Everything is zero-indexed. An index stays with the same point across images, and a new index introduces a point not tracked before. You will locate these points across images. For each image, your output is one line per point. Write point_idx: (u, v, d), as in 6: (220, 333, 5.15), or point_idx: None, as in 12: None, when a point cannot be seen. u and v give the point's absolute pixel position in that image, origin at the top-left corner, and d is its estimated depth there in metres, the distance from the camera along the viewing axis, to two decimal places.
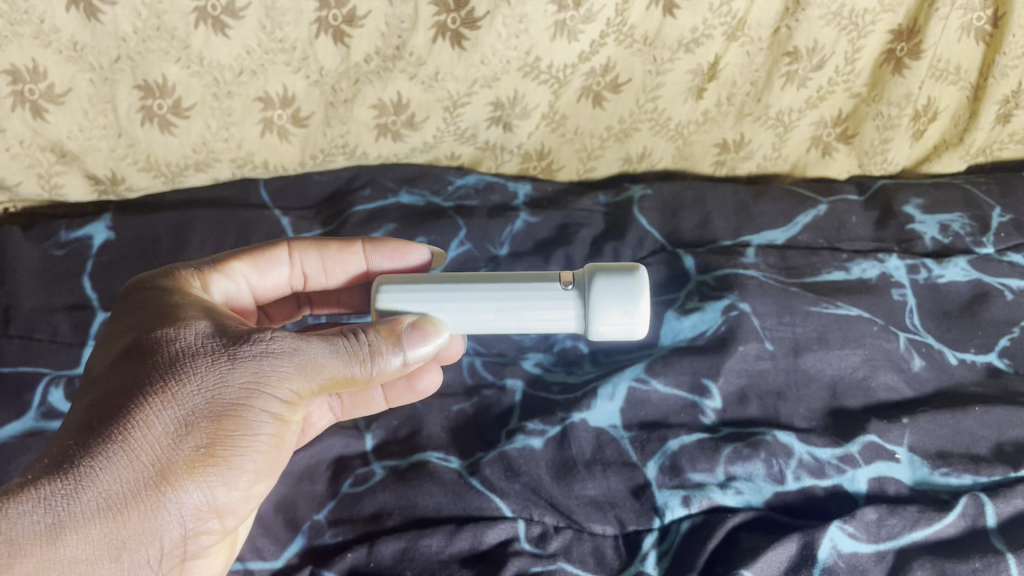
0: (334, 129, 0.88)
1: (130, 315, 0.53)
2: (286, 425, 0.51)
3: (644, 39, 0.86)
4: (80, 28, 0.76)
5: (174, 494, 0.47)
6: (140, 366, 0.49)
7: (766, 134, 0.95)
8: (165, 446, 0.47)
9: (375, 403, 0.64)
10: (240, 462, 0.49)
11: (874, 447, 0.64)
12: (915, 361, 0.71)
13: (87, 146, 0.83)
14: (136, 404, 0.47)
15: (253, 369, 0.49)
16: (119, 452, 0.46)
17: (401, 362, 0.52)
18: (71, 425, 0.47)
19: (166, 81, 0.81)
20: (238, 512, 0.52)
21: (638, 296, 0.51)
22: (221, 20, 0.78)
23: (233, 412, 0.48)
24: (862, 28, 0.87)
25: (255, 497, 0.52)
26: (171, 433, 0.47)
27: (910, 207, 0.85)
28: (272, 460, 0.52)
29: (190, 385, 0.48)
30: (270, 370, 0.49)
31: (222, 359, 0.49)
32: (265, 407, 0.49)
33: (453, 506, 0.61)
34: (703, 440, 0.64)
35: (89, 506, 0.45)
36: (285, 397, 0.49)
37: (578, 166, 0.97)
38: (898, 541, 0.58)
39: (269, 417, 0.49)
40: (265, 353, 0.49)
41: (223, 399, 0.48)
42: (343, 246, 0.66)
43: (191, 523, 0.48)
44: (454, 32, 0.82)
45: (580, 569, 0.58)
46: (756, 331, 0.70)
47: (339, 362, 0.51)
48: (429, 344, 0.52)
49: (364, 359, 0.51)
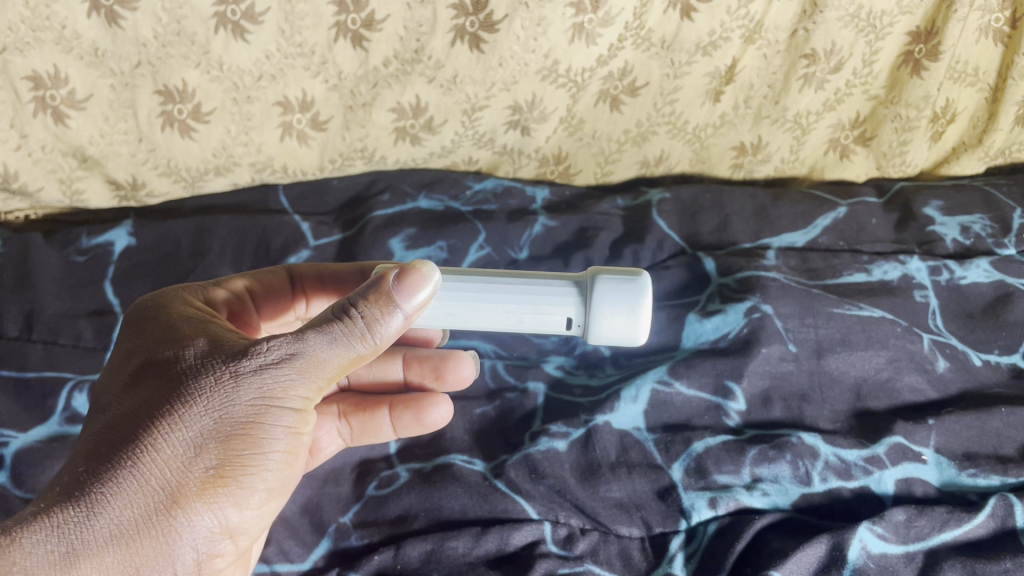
0: (352, 132, 0.89)
1: (143, 335, 0.51)
2: (301, 436, 0.48)
3: (661, 42, 0.86)
4: (102, 33, 0.76)
5: (187, 518, 0.44)
6: (151, 387, 0.46)
7: (783, 137, 0.95)
8: (175, 469, 0.44)
9: (384, 433, 0.65)
10: (249, 481, 0.46)
11: (900, 449, 0.63)
12: (939, 362, 0.71)
13: (108, 151, 0.84)
14: (147, 425, 0.44)
15: (261, 380, 0.45)
16: (129, 477, 0.43)
17: (403, 319, 0.46)
18: (81, 452, 0.45)
19: (186, 86, 0.81)
20: (255, 530, 0.49)
21: (639, 301, 0.48)
22: (241, 25, 0.78)
23: (243, 430, 0.45)
24: (880, 30, 0.87)
25: (269, 513, 0.49)
26: (180, 455, 0.44)
27: (931, 209, 0.85)
28: (285, 475, 0.48)
29: (198, 404, 0.45)
30: (275, 381, 0.45)
31: (228, 373, 0.45)
32: (276, 421, 0.46)
33: (478, 509, 0.61)
34: (728, 443, 0.64)
35: (101, 534, 0.42)
36: (296, 404, 0.46)
37: (595, 170, 0.97)
38: (927, 542, 0.57)
39: (281, 430, 0.46)
40: (270, 361, 0.45)
41: (232, 417, 0.45)
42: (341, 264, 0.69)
43: (205, 546, 0.46)
44: (472, 35, 0.82)
45: (607, 571, 0.58)
46: (779, 333, 0.70)
47: (340, 351, 0.45)
48: (424, 290, 0.45)
49: (364, 336, 0.45)
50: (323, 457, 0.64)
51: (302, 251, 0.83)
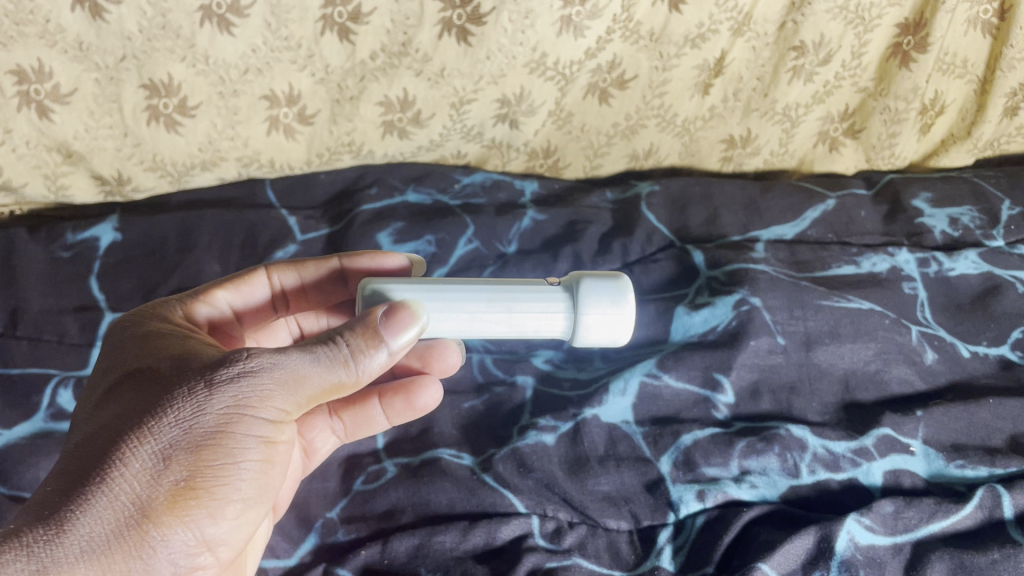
0: (339, 126, 0.88)
1: (118, 355, 0.51)
2: (275, 448, 0.48)
3: (650, 35, 0.86)
4: (86, 27, 0.75)
5: (160, 533, 0.43)
6: (122, 403, 0.46)
7: (773, 130, 0.95)
8: (146, 483, 0.43)
9: (377, 422, 0.65)
10: (224, 492, 0.46)
11: (888, 440, 0.63)
12: (927, 354, 0.71)
13: (93, 146, 0.83)
14: (117, 439, 0.44)
15: (235, 390, 0.45)
16: (99, 492, 0.43)
17: (388, 356, 0.48)
18: (53, 473, 0.44)
19: (171, 80, 0.80)
20: (233, 547, 0.48)
21: (624, 300, 0.51)
22: (227, 19, 0.78)
23: (214, 441, 0.45)
24: (868, 21, 0.86)
25: (248, 527, 0.49)
26: (149, 468, 0.43)
27: (919, 201, 0.85)
28: (260, 488, 0.48)
29: (168, 417, 0.44)
30: (249, 391, 0.45)
31: (198, 386, 0.45)
32: (249, 431, 0.46)
33: (466, 503, 0.61)
34: (716, 435, 0.64)
35: (72, 550, 0.42)
36: (269, 416, 0.46)
37: (584, 164, 0.97)
38: (915, 533, 0.57)
39: (254, 441, 0.46)
40: (244, 372, 0.46)
41: (203, 429, 0.45)
42: (321, 260, 0.67)
43: (181, 561, 0.45)
44: (460, 28, 0.82)
45: (595, 564, 0.57)
46: (768, 325, 0.70)
47: (319, 369, 0.47)
48: (410, 330, 0.48)
49: (346, 359, 0.47)
50: (320, 456, 0.64)
51: (289, 245, 0.83)
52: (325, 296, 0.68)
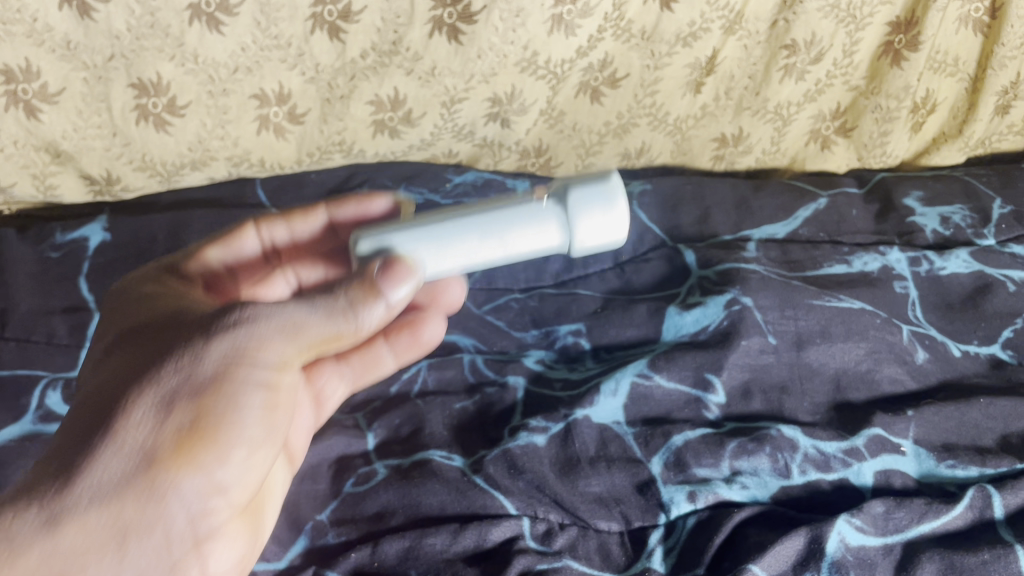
0: (330, 125, 0.88)
1: (117, 317, 0.52)
2: (282, 392, 0.48)
3: (642, 33, 0.85)
4: (74, 26, 0.75)
5: (167, 477, 0.44)
6: (122, 358, 0.47)
7: (764, 128, 0.95)
8: (148, 429, 0.44)
9: (384, 364, 0.64)
10: (229, 435, 0.46)
11: (879, 440, 0.63)
12: (918, 353, 0.71)
13: (82, 146, 0.83)
14: (120, 393, 0.45)
15: (232, 337, 0.46)
16: (104, 440, 0.43)
17: (387, 309, 0.45)
18: (59, 431, 0.45)
19: (160, 79, 0.80)
20: (246, 489, 0.48)
21: (617, 198, 0.45)
22: (216, 17, 0.77)
23: (215, 385, 0.45)
24: (860, 20, 0.86)
25: (259, 469, 0.48)
26: (151, 413, 0.44)
27: (911, 200, 0.85)
28: (269, 429, 0.48)
29: (167, 366, 0.45)
30: (248, 337, 0.46)
31: (196, 335, 0.46)
32: (252, 374, 0.46)
33: (457, 505, 0.60)
34: (707, 436, 0.64)
35: (81, 497, 0.42)
36: (272, 361, 0.46)
37: (576, 162, 0.97)
38: (905, 534, 0.57)
39: (258, 383, 0.46)
40: (243, 320, 0.46)
41: (202, 374, 0.45)
42: (308, 209, 0.64)
43: (195, 506, 0.45)
44: (450, 26, 0.81)
45: (586, 566, 0.57)
46: (759, 325, 0.70)
47: (324, 321, 0.46)
48: (407, 283, 0.45)
49: (345, 311, 0.46)
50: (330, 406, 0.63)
51: None
52: (317, 247, 0.66)
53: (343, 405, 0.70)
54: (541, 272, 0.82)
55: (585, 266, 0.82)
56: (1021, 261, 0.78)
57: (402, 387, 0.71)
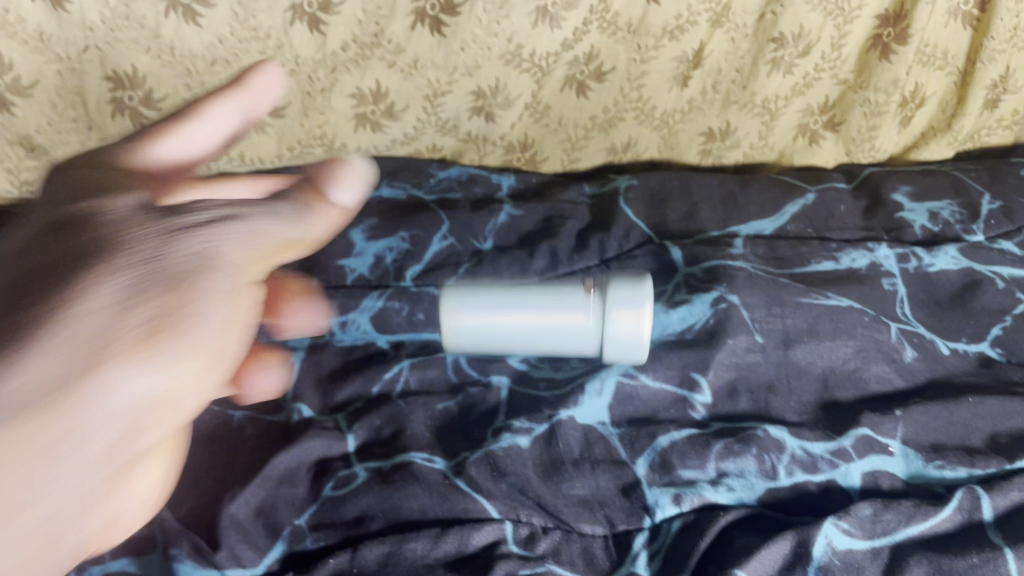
0: (311, 119, 0.86)
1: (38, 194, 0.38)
2: (239, 300, 0.39)
3: (628, 26, 0.84)
4: (46, 18, 0.73)
5: (100, 390, 0.33)
6: (53, 245, 0.35)
7: (752, 122, 0.94)
8: (97, 324, 0.33)
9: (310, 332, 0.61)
10: (174, 354, 0.35)
11: (867, 441, 0.62)
12: (906, 352, 0.70)
13: (57, 140, 0.82)
14: (43, 281, 0.34)
15: (204, 231, 0.37)
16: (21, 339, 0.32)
17: (342, 208, 0.42)
18: None
19: (136, 72, 0.78)
20: (184, 410, 0.38)
21: (643, 301, 0.64)
22: (192, 9, 0.75)
23: (185, 280, 0.36)
24: (849, 12, 0.84)
25: (203, 393, 0.39)
26: (105, 306, 0.33)
27: (899, 195, 0.84)
28: (220, 346, 0.38)
29: (122, 257, 0.34)
30: (214, 237, 0.37)
31: (158, 226, 0.36)
32: (215, 286, 0.37)
33: (437, 508, 0.59)
34: (693, 436, 0.63)
35: None
36: (231, 272, 0.37)
37: (562, 157, 0.96)
38: (893, 537, 0.56)
39: (219, 298, 0.37)
40: (208, 218, 0.37)
41: (173, 262, 0.35)
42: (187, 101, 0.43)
43: (121, 431, 0.35)
44: (433, 18, 0.80)
45: (569, 570, 0.56)
46: (746, 323, 0.69)
47: (286, 221, 0.39)
48: (359, 185, 0.42)
49: (307, 212, 0.40)
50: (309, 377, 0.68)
51: None
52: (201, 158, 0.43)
53: (323, 405, 0.69)
54: (525, 269, 0.78)
55: (570, 263, 0.79)
56: (1011, 257, 0.77)
57: (383, 388, 0.69)
